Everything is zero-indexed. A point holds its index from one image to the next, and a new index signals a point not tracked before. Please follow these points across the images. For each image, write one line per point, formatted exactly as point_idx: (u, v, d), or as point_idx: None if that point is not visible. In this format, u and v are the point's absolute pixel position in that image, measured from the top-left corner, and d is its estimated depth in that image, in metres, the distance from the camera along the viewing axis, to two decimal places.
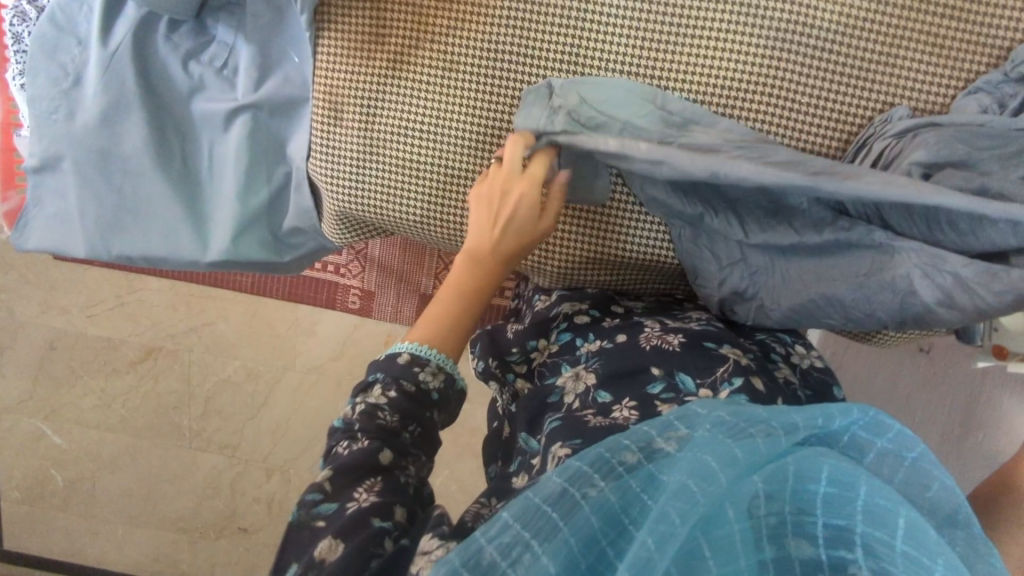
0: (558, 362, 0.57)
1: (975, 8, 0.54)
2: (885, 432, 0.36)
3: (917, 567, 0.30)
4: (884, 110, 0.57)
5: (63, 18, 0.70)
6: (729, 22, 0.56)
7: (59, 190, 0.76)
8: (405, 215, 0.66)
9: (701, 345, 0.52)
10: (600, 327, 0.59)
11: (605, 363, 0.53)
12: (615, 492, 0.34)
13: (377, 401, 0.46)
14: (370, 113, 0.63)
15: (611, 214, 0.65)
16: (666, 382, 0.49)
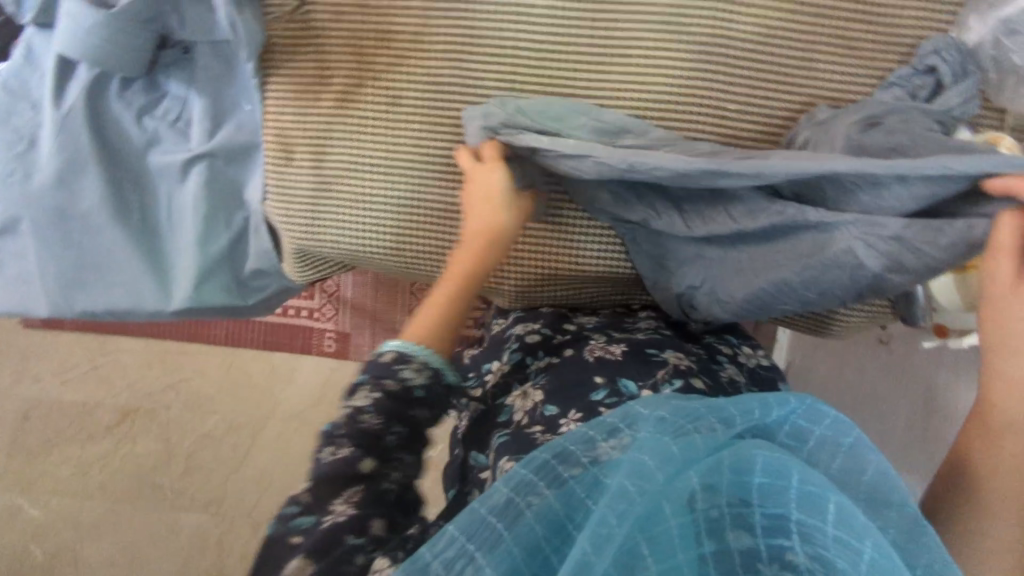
0: (509, 382, 0.57)
1: (881, 9, 0.58)
2: (821, 420, 0.38)
3: (851, 549, 0.31)
4: (804, 112, 0.60)
5: (16, 86, 0.72)
6: (652, 39, 0.59)
7: (18, 251, 0.76)
8: (365, 248, 0.68)
9: (643, 352, 0.54)
10: (549, 344, 0.60)
11: (551, 377, 0.54)
12: (555, 496, 0.35)
13: (359, 405, 0.45)
14: (321, 150, 0.65)
15: (560, 226, 0.66)
16: (610, 388, 0.50)
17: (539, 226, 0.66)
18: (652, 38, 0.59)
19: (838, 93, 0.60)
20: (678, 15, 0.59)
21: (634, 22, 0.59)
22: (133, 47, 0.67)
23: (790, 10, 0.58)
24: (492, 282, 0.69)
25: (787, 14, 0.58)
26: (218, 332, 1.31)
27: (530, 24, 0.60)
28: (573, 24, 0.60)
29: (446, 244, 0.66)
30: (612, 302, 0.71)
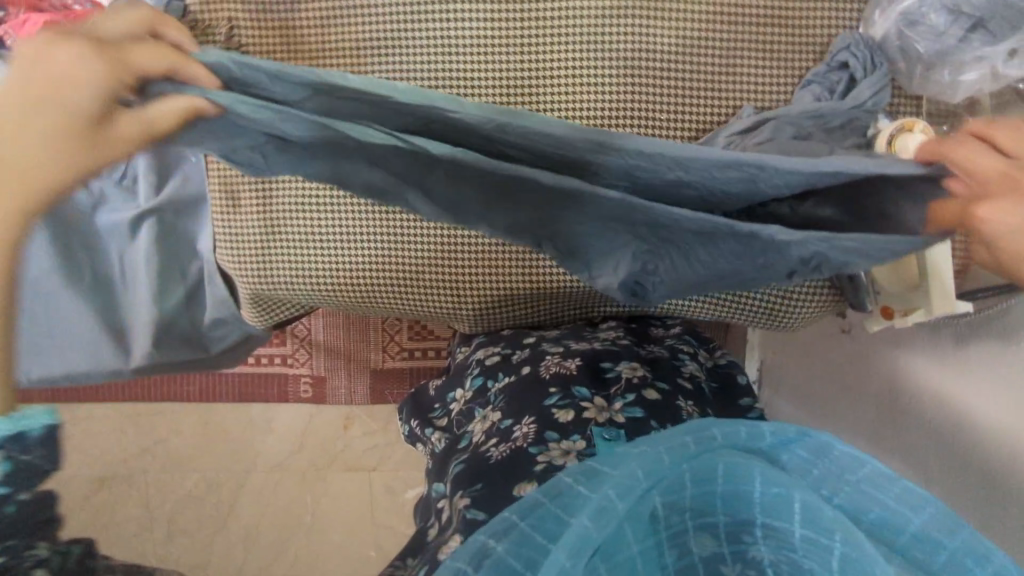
0: (471, 408, 0.57)
1: (794, 13, 0.61)
2: (826, 452, 0.36)
3: (817, 548, 0.33)
4: (732, 117, 0.62)
5: None
6: (581, 58, 0.61)
7: None
8: (319, 286, 0.68)
9: (598, 366, 0.55)
10: (510, 364, 0.59)
11: (509, 398, 0.53)
12: (510, 551, 0.32)
13: None
14: (266, 194, 0.65)
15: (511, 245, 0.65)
16: (562, 390, 0.51)
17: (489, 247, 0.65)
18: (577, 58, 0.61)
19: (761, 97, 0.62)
20: (602, 33, 0.60)
21: (558, 44, 0.61)
22: None
23: (707, 20, 0.61)
24: (450, 308, 0.69)
25: (704, 24, 0.61)
26: (190, 388, 1.33)
27: (461, 55, 0.61)
28: (502, 50, 0.61)
29: (401, 275, 0.67)
30: (573, 315, 0.72)
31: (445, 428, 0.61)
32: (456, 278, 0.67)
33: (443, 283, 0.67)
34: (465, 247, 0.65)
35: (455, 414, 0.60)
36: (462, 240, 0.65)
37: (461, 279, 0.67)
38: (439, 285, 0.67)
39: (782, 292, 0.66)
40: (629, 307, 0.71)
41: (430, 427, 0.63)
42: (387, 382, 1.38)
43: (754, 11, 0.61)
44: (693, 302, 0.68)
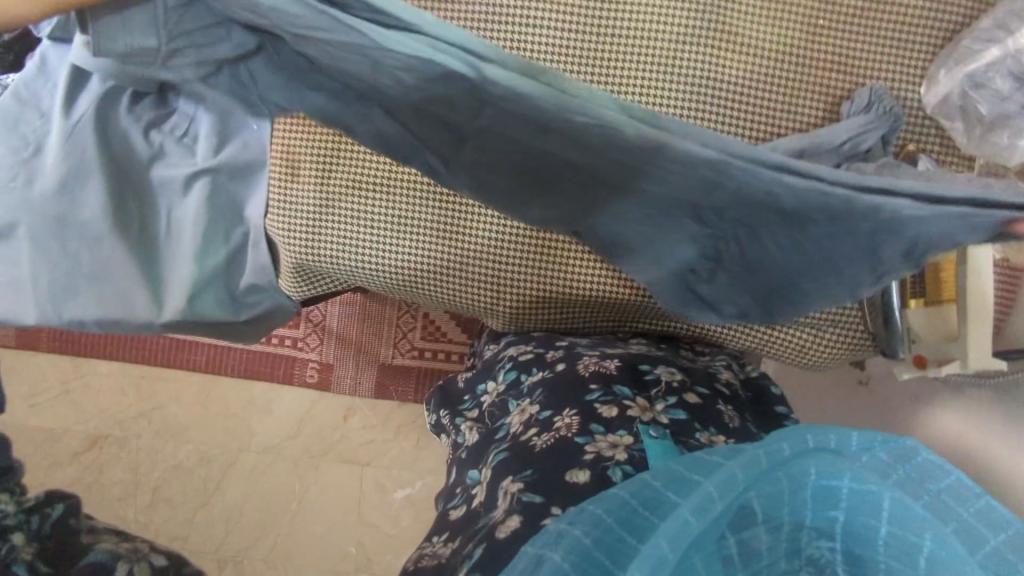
0: (505, 401, 0.59)
1: (860, 63, 0.63)
2: (911, 458, 0.39)
3: (902, 546, 0.37)
4: None
5: (27, 95, 0.73)
6: (649, 79, 0.63)
7: (10, 258, 0.75)
8: (362, 265, 0.69)
9: (636, 368, 0.56)
10: (543, 360, 0.60)
11: (547, 391, 0.55)
12: (591, 535, 0.34)
13: None
14: (326, 169, 0.67)
15: (555, 250, 0.67)
16: (604, 389, 0.53)
17: (534, 249, 0.67)
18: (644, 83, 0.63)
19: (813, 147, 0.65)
20: (671, 58, 0.63)
21: (627, 63, 0.63)
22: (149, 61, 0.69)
23: (774, 61, 0.63)
24: (487, 303, 0.70)
25: (771, 63, 0.63)
26: (197, 357, 1.30)
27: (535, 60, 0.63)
28: (575, 64, 0.63)
29: (444, 265, 0.68)
30: (602, 326, 0.74)
31: (476, 419, 0.62)
32: (497, 274, 0.68)
33: (485, 278, 0.69)
34: (511, 246, 0.67)
35: (486, 406, 0.61)
36: (509, 238, 0.67)
37: (502, 276, 0.68)
38: (481, 279, 0.69)
39: (812, 328, 0.67)
40: (659, 325, 0.72)
41: (461, 417, 0.64)
42: (392, 378, 1.31)
43: (818, 58, 0.63)
44: (724, 328, 0.70)
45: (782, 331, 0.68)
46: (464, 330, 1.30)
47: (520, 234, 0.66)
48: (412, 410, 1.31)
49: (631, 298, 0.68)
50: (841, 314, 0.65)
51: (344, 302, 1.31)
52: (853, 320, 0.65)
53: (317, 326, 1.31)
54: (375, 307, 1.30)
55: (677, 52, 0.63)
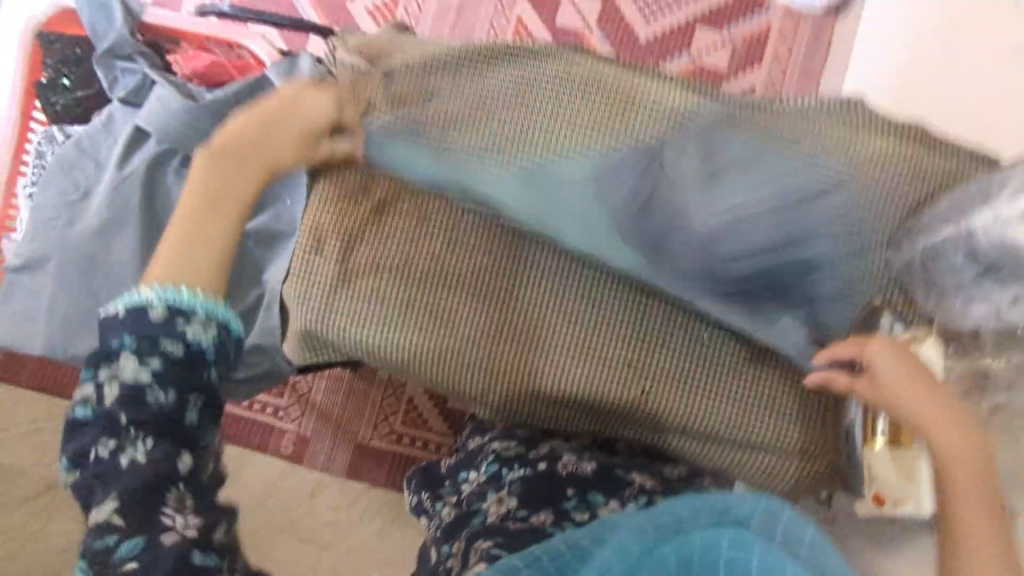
0: (484, 490, 0.61)
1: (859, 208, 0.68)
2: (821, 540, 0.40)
3: None
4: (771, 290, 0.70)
5: (88, 145, 0.81)
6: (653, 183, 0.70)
7: (34, 288, 0.80)
8: (365, 339, 0.73)
9: (612, 471, 0.59)
10: (525, 457, 0.62)
11: (526, 490, 0.58)
12: None
13: (138, 378, 0.48)
14: (348, 248, 0.73)
15: (548, 348, 0.72)
16: (581, 497, 0.56)
17: (529, 344, 0.72)
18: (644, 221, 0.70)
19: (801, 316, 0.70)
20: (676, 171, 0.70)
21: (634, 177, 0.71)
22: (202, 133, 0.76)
23: None
24: (480, 391, 0.74)
25: None
26: None
27: (549, 180, 0.72)
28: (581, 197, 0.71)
29: (444, 349, 0.73)
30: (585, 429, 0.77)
31: (454, 504, 0.64)
32: (493, 364, 0.73)
33: (479, 368, 0.73)
34: (508, 339, 0.72)
35: (466, 493, 0.63)
36: (508, 331, 0.72)
37: (497, 366, 0.73)
38: (474, 368, 0.73)
39: (783, 455, 0.71)
40: (641, 435, 0.76)
41: (440, 502, 0.67)
42: (367, 460, 1.30)
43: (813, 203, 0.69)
44: (698, 446, 0.73)
45: (752, 454, 0.71)
46: (445, 420, 1.31)
47: (519, 329, 0.72)
48: (380, 496, 1.29)
49: (613, 403, 0.72)
50: (809, 444, 0.70)
51: (332, 376, 1.32)
52: (818, 452, 0.70)
53: (301, 398, 1.31)
54: (362, 387, 1.31)
55: None
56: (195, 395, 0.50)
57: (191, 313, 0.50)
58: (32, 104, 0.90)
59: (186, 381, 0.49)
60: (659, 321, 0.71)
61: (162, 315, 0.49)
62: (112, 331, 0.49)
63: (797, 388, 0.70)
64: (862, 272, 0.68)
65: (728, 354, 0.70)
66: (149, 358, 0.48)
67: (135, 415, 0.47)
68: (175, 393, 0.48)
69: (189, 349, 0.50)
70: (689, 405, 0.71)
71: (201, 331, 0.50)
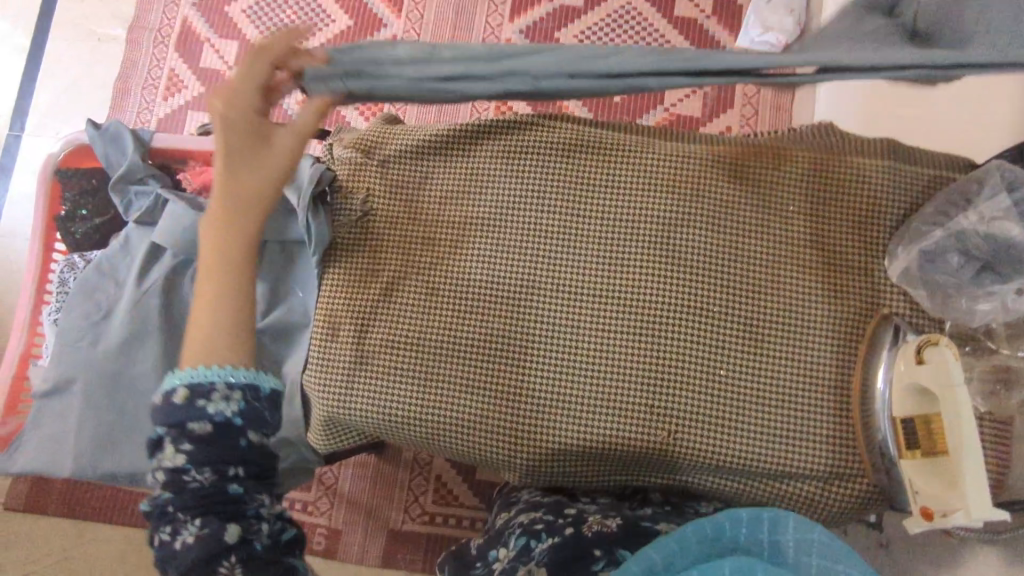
0: (515, 566, 0.58)
1: (879, 197, 0.73)
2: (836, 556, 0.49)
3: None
4: (789, 316, 0.71)
5: (107, 268, 0.86)
6: (689, 179, 0.75)
7: (61, 412, 0.82)
8: (389, 418, 0.74)
9: (636, 524, 0.59)
10: (553, 526, 0.60)
11: (551, 556, 0.56)
12: None
13: (172, 464, 0.56)
14: (363, 330, 0.76)
15: (568, 404, 0.72)
16: (608, 559, 0.55)
17: (548, 400, 0.73)
18: (642, 265, 0.74)
19: (810, 339, 0.71)
20: (708, 173, 0.75)
21: (664, 173, 0.76)
22: None
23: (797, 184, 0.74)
24: (506, 458, 0.74)
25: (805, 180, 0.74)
26: None
27: (547, 242, 0.76)
28: (576, 250, 0.75)
29: (467, 415, 0.73)
30: (616, 482, 0.77)
31: None
32: (515, 427, 0.73)
33: (504, 431, 0.73)
34: (527, 398, 0.73)
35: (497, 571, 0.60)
36: (527, 392, 0.73)
37: (520, 429, 0.73)
38: (498, 431, 0.73)
39: (818, 481, 0.69)
40: (670, 480, 0.75)
41: None
42: (402, 545, 1.27)
43: (846, 188, 0.73)
44: (734, 482, 0.72)
45: (790, 483, 0.70)
46: (476, 492, 1.29)
47: (538, 387, 0.73)
48: None
49: (643, 451, 0.71)
50: (847, 464, 0.68)
51: (357, 464, 1.31)
52: (857, 471, 0.69)
53: (330, 490, 1.30)
54: (389, 471, 1.30)
55: (664, 239, 0.74)
56: (234, 465, 0.57)
57: (212, 387, 0.58)
58: (52, 236, 0.94)
59: (221, 456, 0.57)
60: (677, 359, 0.71)
61: (183, 395, 0.57)
62: (159, 417, 0.58)
63: (827, 407, 0.70)
64: (857, 280, 0.72)
65: (751, 380, 0.71)
66: (184, 442, 0.56)
67: (181, 499, 0.56)
68: (211, 471, 0.56)
69: (216, 421, 0.57)
70: (720, 440, 0.70)
71: (226, 402, 0.58)
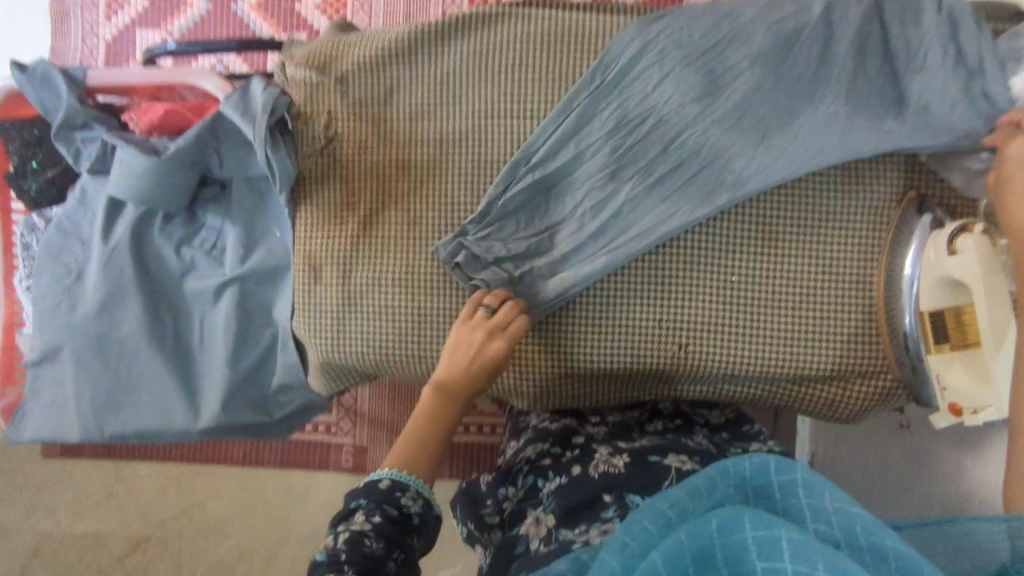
0: (524, 508, 0.61)
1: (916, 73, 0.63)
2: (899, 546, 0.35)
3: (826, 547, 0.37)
4: (807, 212, 0.65)
5: (69, 226, 0.80)
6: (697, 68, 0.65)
7: (58, 379, 0.81)
8: (386, 357, 0.71)
9: (645, 460, 0.59)
10: (559, 464, 0.63)
11: (558, 498, 0.58)
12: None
13: (361, 528, 0.51)
14: (347, 269, 0.70)
15: (574, 328, 0.68)
16: (618, 505, 0.54)
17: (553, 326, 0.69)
18: (642, 169, 0.66)
19: (830, 235, 0.65)
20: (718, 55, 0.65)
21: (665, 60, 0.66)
22: (177, 184, 0.75)
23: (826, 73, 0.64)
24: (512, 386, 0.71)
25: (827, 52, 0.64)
26: (235, 452, 1.28)
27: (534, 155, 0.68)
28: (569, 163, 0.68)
29: None
30: (628, 397, 0.74)
31: (503, 526, 0.62)
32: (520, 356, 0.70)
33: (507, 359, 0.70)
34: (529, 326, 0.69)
35: (509, 511, 0.62)
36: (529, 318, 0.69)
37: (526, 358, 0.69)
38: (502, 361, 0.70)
39: (838, 381, 0.67)
40: (683, 392, 0.72)
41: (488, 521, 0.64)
42: None
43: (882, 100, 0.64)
44: (749, 388, 0.69)
45: (808, 386, 0.67)
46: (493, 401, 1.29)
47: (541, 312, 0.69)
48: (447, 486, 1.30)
49: (654, 368, 0.68)
50: (868, 361, 0.65)
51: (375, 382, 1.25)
52: (881, 368, 0.65)
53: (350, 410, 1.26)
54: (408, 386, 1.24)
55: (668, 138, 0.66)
56: (398, 546, 0.52)
57: (407, 486, 0.55)
58: (6, 195, 0.88)
59: (398, 536, 0.52)
60: (686, 269, 0.66)
61: (386, 483, 0.55)
62: (354, 492, 0.55)
63: (849, 304, 0.65)
64: (883, 167, 0.64)
65: (766, 284, 0.66)
66: (377, 514, 0.52)
67: (352, 546, 0.50)
68: (384, 541, 0.51)
69: (401, 512, 0.54)
70: (736, 350, 0.66)
71: (412, 499, 0.55)
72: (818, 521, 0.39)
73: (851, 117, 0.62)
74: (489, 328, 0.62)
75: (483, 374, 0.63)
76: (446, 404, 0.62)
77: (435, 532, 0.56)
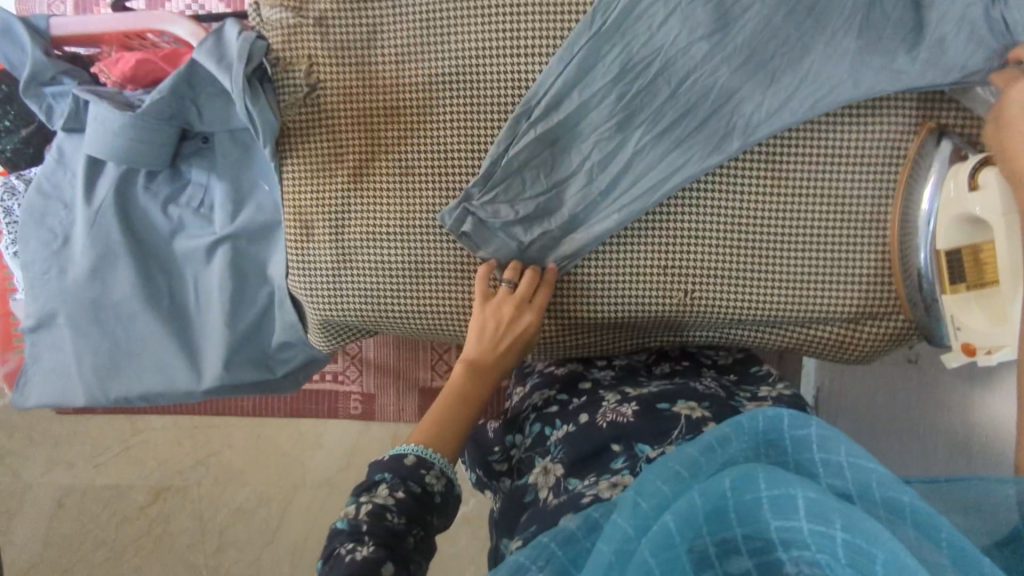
0: (531, 456, 0.61)
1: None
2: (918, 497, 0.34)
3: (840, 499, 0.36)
4: (819, 149, 0.62)
5: (50, 188, 0.77)
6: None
7: (56, 343, 0.80)
8: (386, 313, 0.70)
9: (654, 408, 0.58)
10: (566, 412, 0.63)
11: (567, 447, 0.57)
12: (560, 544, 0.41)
13: (384, 502, 0.51)
14: (340, 224, 0.68)
15: (577, 278, 0.66)
16: (626, 455, 0.54)
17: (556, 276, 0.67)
18: (645, 110, 0.62)
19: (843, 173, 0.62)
20: None
21: None
22: (156, 140, 0.72)
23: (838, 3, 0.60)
24: None
25: None
26: (244, 403, 1.30)
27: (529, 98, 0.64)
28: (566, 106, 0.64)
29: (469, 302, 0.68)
30: (633, 345, 0.73)
31: (512, 475, 0.63)
32: None
33: None
34: None
35: (518, 459, 0.62)
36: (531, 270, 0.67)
37: None
38: None
39: (848, 323, 0.65)
40: (689, 338, 0.71)
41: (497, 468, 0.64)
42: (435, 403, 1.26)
43: None
44: (756, 332, 0.68)
45: (817, 329, 0.66)
46: None
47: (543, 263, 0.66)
48: None
49: (660, 316, 0.66)
50: (879, 303, 0.63)
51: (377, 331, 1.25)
52: (893, 309, 0.63)
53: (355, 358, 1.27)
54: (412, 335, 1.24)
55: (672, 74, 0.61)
56: (417, 524, 0.51)
57: (433, 463, 0.55)
58: None
59: (418, 512, 0.52)
60: (693, 214, 0.64)
61: (411, 458, 0.54)
62: (378, 465, 0.54)
63: (859, 244, 0.63)
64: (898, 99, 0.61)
65: (776, 227, 0.63)
66: (401, 489, 0.52)
67: (373, 517, 0.49)
68: (405, 517, 0.51)
69: (423, 488, 0.53)
70: (743, 295, 0.65)
71: (437, 477, 0.54)
72: (833, 476, 0.37)
73: (865, 52, 0.58)
74: (516, 303, 0.62)
75: (508, 348, 0.62)
76: (476, 382, 0.61)
77: (456, 510, 0.56)
